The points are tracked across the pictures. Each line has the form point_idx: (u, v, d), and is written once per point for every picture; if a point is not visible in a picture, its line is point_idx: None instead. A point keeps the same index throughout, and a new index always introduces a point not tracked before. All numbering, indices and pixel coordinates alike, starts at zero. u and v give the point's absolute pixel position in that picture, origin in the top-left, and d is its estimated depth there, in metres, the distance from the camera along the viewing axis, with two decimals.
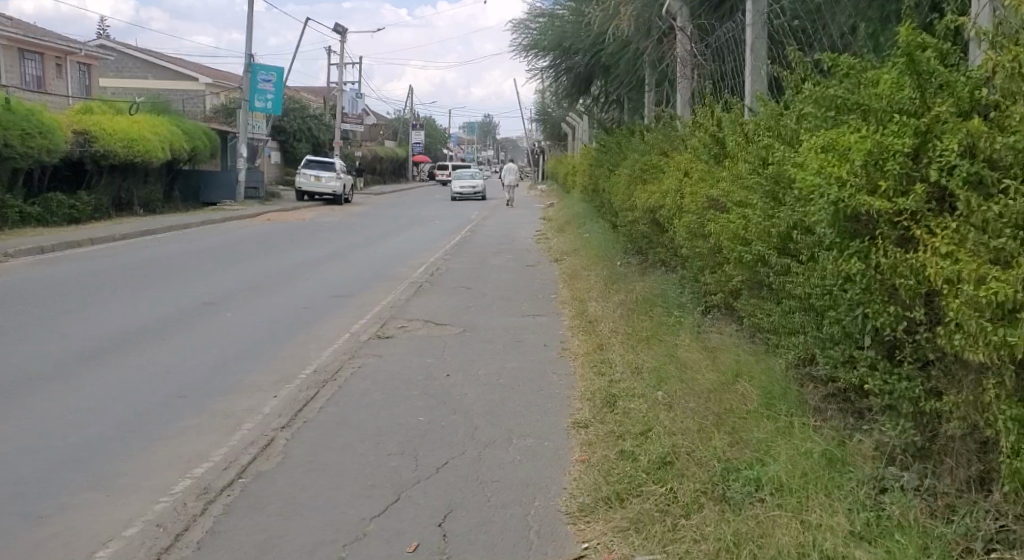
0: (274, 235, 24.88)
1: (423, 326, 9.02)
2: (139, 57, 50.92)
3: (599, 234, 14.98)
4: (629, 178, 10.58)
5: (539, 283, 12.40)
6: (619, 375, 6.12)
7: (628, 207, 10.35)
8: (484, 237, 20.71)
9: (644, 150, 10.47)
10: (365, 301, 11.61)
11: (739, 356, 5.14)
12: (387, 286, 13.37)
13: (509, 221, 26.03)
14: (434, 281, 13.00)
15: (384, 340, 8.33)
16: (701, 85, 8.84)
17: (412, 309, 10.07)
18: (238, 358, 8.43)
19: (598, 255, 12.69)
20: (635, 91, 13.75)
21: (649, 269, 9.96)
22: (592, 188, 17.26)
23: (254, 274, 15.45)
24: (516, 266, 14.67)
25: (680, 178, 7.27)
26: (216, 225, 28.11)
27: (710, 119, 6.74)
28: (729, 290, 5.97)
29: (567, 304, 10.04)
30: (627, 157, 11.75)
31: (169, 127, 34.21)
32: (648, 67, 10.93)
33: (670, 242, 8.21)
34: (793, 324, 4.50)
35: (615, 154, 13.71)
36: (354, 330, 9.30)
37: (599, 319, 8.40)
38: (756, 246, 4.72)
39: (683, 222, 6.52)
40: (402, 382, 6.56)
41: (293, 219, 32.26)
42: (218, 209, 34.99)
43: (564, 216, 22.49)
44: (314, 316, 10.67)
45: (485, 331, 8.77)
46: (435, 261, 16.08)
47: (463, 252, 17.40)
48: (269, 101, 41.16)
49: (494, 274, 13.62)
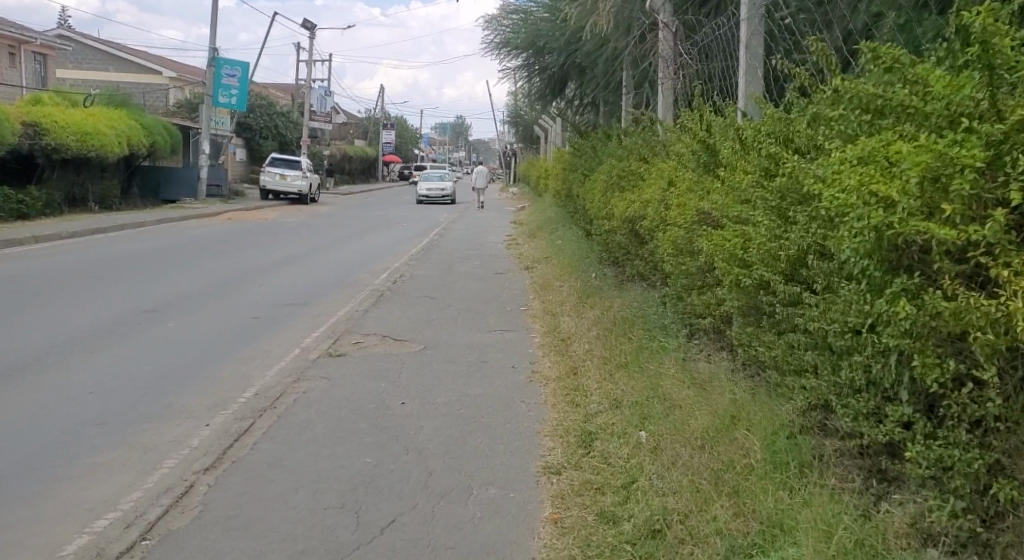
0: (233, 235, 23.94)
1: (380, 342, 8.28)
2: (100, 48, 49.48)
3: (572, 241, 14.34)
4: (606, 185, 9.93)
5: (508, 294, 11.70)
6: (596, 409, 5.45)
7: (604, 216, 9.71)
8: (453, 242, 19.97)
9: (622, 155, 9.82)
10: (321, 311, 10.85)
11: (736, 396, 4.50)
12: (346, 293, 12.61)
13: (479, 225, 25.30)
14: (397, 290, 12.25)
15: (336, 359, 7.59)
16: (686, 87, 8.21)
17: (370, 322, 9.32)
18: (172, 377, 7.64)
19: (571, 264, 12.03)
20: (612, 93, 13.12)
21: (628, 283, 9.31)
22: (565, 194, 16.61)
23: (206, 277, 14.58)
24: (484, 274, 13.96)
25: (663, 188, 6.63)
26: (173, 224, 27.07)
27: (698, 124, 6.10)
28: (719, 315, 5.34)
29: (538, 319, 9.36)
30: (603, 162, 11.11)
31: (127, 122, 33.00)
32: (627, 67, 10.31)
33: (651, 256, 7.57)
34: (803, 363, 3.87)
35: (591, 158, 13.07)
36: (304, 345, 8.54)
37: (573, 338, 7.73)
38: (760, 271, 4.08)
39: (668, 236, 5.88)
40: (350, 412, 5.83)
41: (256, 218, 31.28)
42: (178, 207, 33.87)
43: (535, 221, 21.81)
44: (263, 328, 9.89)
45: (448, 349, 8.06)
46: (399, 267, 15.33)
47: (429, 257, 16.66)
48: (233, 96, 40.04)
49: (461, 283, 12.91)
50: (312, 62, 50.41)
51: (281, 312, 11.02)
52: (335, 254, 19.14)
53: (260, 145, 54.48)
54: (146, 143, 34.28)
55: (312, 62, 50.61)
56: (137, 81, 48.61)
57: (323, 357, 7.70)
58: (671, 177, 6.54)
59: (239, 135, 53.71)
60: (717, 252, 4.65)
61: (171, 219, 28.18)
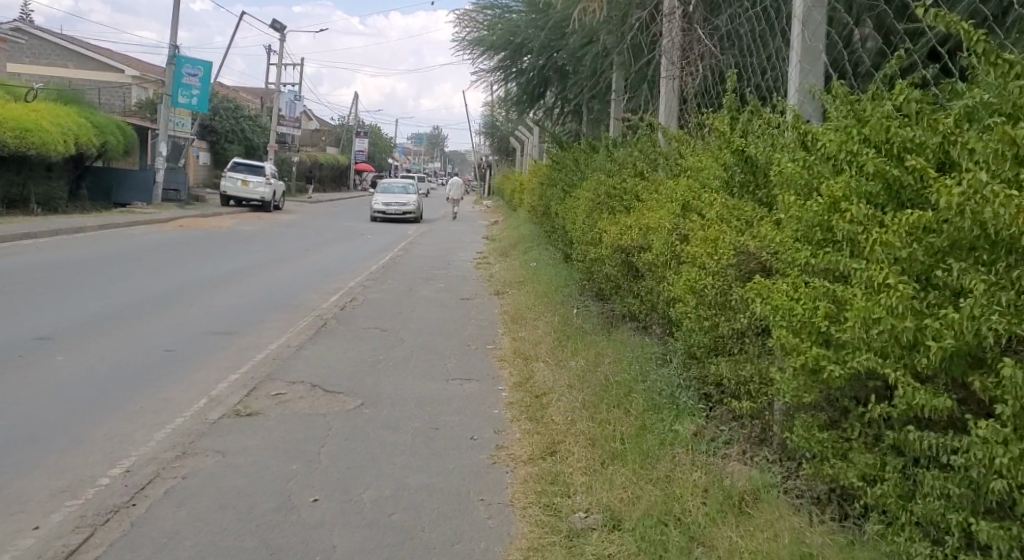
0: (179, 244, 22.12)
1: (307, 395, 6.58)
2: (57, 42, 47.50)
3: (549, 263, 12.77)
4: (592, 203, 8.35)
5: (474, 327, 10.04)
6: (584, 528, 3.83)
7: (589, 240, 8.16)
8: (418, 259, 18.23)
9: (613, 169, 8.27)
10: (248, 344, 9.15)
11: (812, 551, 2.98)
12: (287, 320, 10.91)
13: (448, 240, 23.59)
14: (345, 316, 10.55)
15: (244, 420, 5.87)
16: (701, 87, 6.65)
17: (301, 364, 7.61)
18: (27, 434, 5.87)
19: (548, 293, 10.40)
20: (599, 100, 11.57)
21: (617, 324, 7.71)
22: (542, 211, 15.00)
23: (130, 295, 12.79)
24: (448, 299, 12.32)
25: (672, 212, 5.08)
26: (118, 230, 25.17)
27: (720, 126, 4.55)
28: (760, 400, 3.80)
29: (507, 365, 7.73)
30: (588, 177, 9.52)
31: (76, 120, 31.13)
32: (619, 68, 8.79)
33: (652, 296, 5.99)
34: (950, 526, 2.37)
35: (574, 173, 11.47)
36: (213, 395, 6.82)
37: (551, 399, 6.09)
38: (863, 362, 2.56)
39: (684, 282, 4.32)
40: (237, 519, 4.14)
41: (210, 225, 29.42)
42: (129, 212, 31.90)
43: (508, 239, 20.15)
44: (174, 365, 8.19)
45: (393, 406, 6.37)
46: (353, 287, 13.67)
47: (388, 276, 14.99)
48: (194, 96, 38.17)
49: (420, 309, 11.26)
50: (282, 65, 48.44)
51: (202, 343, 9.31)
52: (287, 269, 17.41)
53: (225, 150, 52.37)
54: (96, 143, 32.32)
55: (281, 65, 48.64)
56: (94, 77, 46.42)
57: (229, 413, 5.99)
58: (680, 196, 4.98)
59: (203, 138, 51.58)
60: (775, 317, 3.10)
61: (116, 225, 26.21)
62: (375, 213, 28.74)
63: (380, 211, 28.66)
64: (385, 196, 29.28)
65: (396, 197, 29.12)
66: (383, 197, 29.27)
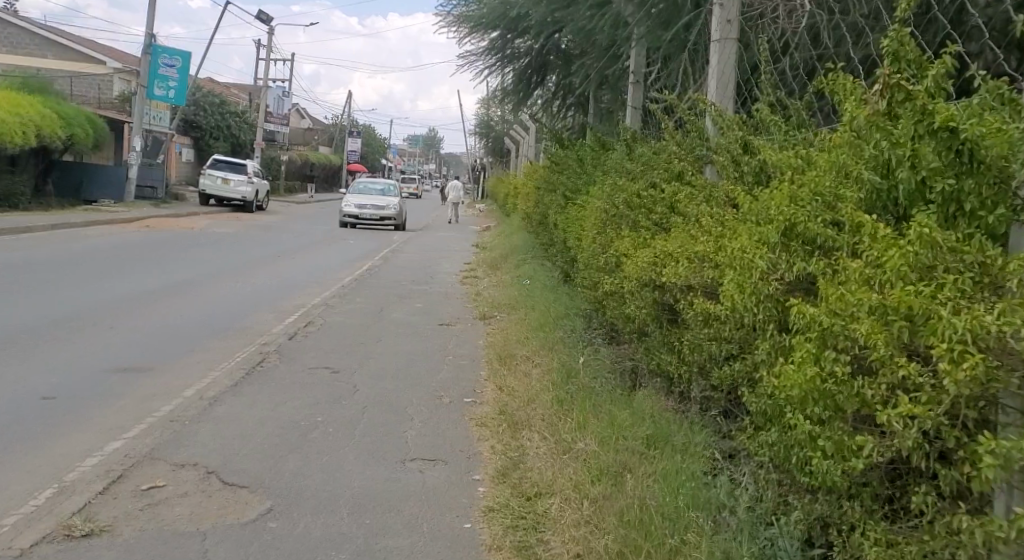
0: (136, 249, 20.05)
1: (194, 493, 4.48)
2: (31, 31, 45.40)
3: (547, 282, 10.75)
4: (608, 216, 6.33)
5: (451, 368, 7.94)
6: None
7: (601, 263, 6.13)
8: (397, 271, 16.08)
9: (634, 170, 6.28)
10: (156, 391, 7.02)
11: None
12: (221, 351, 8.80)
13: (432, 248, 21.42)
14: (291, 349, 8.43)
15: (72, 549, 3.75)
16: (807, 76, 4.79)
17: (204, 432, 5.49)
18: None
19: (545, 324, 8.33)
20: (611, 85, 9.47)
21: (640, 384, 5.70)
22: (538, 220, 12.94)
23: (42, 315, 10.67)
24: (423, 323, 10.23)
25: (752, 238, 3.10)
26: (74, 231, 23.06)
27: (854, 93, 2.60)
28: None
29: (487, 435, 5.67)
30: (599, 183, 7.50)
31: (40, 110, 29.10)
32: (641, 38, 6.74)
33: (713, 363, 4.00)
34: None
35: (579, 175, 9.46)
36: (59, 486, 4.70)
37: (553, 515, 4.04)
38: None
39: (803, 377, 2.35)
40: None
41: (180, 227, 27.29)
42: (96, 211, 29.77)
43: (499, 249, 18.00)
44: (41, 423, 6.09)
45: (315, 515, 4.27)
46: (313, 306, 11.56)
47: (359, 292, 12.91)
48: (171, 88, 36.07)
49: (388, 339, 9.16)
50: (269, 58, 46.17)
51: (97, 386, 7.20)
52: (248, 281, 15.34)
53: (209, 146, 50.06)
54: (62, 136, 30.22)
55: (268, 58, 46.35)
56: (70, 69, 44.29)
57: (54, 534, 3.89)
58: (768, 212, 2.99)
59: (185, 133, 49.33)
60: None
61: (73, 226, 24.03)
62: (347, 217, 25.98)
63: (354, 215, 25.87)
64: (358, 198, 26.38)
65: (370, 201, 26.17)
66: (355, 200, 26.36)
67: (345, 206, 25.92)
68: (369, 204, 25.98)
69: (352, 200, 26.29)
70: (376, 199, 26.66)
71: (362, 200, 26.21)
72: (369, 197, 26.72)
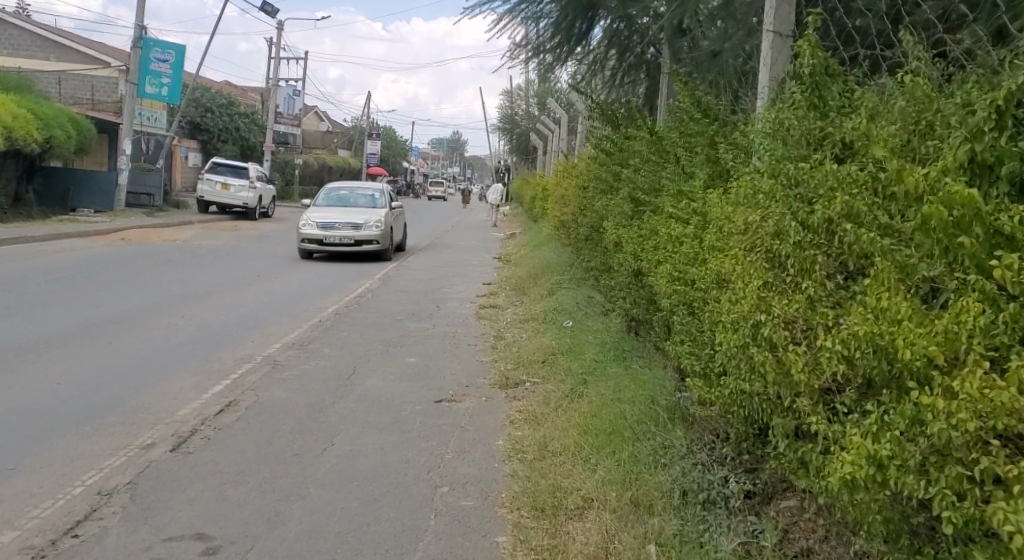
0: (89, 267, 16.52)
1: None
2: (24, 29, 42.24)
3: (603, 331, 7.10)
4: (795, 246, 2.64)
5: (446, 519, 4.27)
6: None
7: (795, 366, 2.48)
8: (397, 299, 12.40)
9: (868, 134, 2.58)
10: None
11: None
12: (60, 471, 5.14)
13: (448, 265, 17.63)
14: (161, 479, 4.73)
15: None
16: None
17: None
18: None
19: (618, 439, 4.55)
20: (710, 16, 5.76)
21: None
22: (582, 233, 9.20)
23: None
24: (412, 401, 6.58)
25: None
26: (29, 246, 19.60)
27: None
28: None
29: None
30: (737, 178, 3.76)
31: (13, 109, 25.80)
32: None
33: None
34: None
35: (659, 163, 5.80)
36: None
37: None
38: None
39: None
40: None
41: (163, 239, 23.80)
42: (75, 222, 26.44)
43: (528, 267, 14.11)
44: None
45: None
46: (260, 363, 7.93)
47: (337, 335, 9.27)
48: (164, 85, 32.65)
49: (345, 441, 5.50)
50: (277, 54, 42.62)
51: None
52: (201, 313, 11.74)
53: (217, 149, 46.67)
54: (39, 138, 26.90)
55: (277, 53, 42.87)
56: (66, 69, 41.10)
57: None
58: None
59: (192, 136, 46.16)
60: None
61: (34, 240, 20.56)
62: (309, 240, 19.84)
63: (318, 238, 19.83)
64: (324, 213, 20.21)
65: (341, 217, 20.07)
66: (320, 216, 20.19)
67: (306, 228, 19.91)
68: (341, 221, 19.88)
69: (316, 217, 20.14)
70: (351, 213, 20.52)
71: (329, 216, 20.06)
72: (345, 210, 20.66)
